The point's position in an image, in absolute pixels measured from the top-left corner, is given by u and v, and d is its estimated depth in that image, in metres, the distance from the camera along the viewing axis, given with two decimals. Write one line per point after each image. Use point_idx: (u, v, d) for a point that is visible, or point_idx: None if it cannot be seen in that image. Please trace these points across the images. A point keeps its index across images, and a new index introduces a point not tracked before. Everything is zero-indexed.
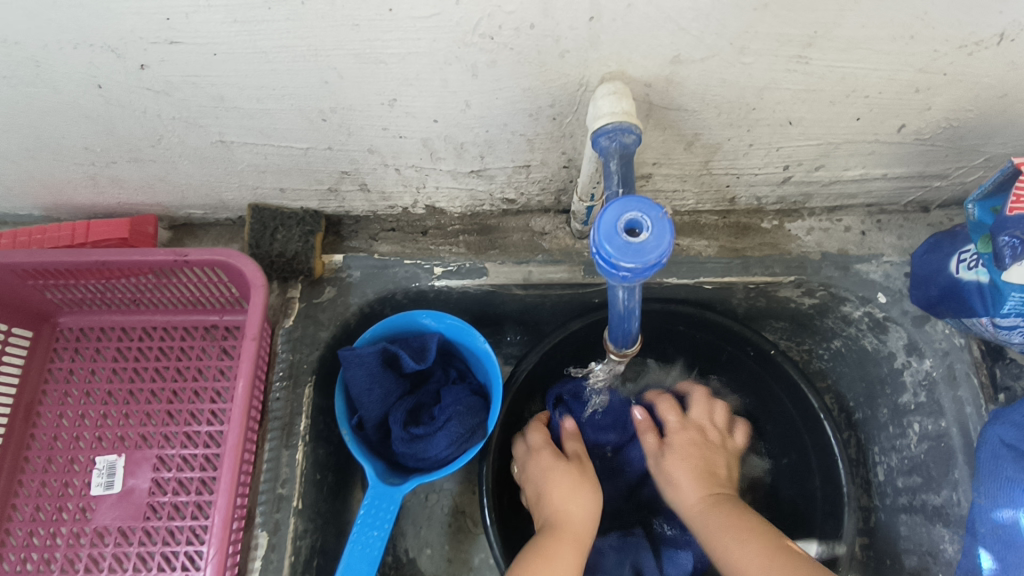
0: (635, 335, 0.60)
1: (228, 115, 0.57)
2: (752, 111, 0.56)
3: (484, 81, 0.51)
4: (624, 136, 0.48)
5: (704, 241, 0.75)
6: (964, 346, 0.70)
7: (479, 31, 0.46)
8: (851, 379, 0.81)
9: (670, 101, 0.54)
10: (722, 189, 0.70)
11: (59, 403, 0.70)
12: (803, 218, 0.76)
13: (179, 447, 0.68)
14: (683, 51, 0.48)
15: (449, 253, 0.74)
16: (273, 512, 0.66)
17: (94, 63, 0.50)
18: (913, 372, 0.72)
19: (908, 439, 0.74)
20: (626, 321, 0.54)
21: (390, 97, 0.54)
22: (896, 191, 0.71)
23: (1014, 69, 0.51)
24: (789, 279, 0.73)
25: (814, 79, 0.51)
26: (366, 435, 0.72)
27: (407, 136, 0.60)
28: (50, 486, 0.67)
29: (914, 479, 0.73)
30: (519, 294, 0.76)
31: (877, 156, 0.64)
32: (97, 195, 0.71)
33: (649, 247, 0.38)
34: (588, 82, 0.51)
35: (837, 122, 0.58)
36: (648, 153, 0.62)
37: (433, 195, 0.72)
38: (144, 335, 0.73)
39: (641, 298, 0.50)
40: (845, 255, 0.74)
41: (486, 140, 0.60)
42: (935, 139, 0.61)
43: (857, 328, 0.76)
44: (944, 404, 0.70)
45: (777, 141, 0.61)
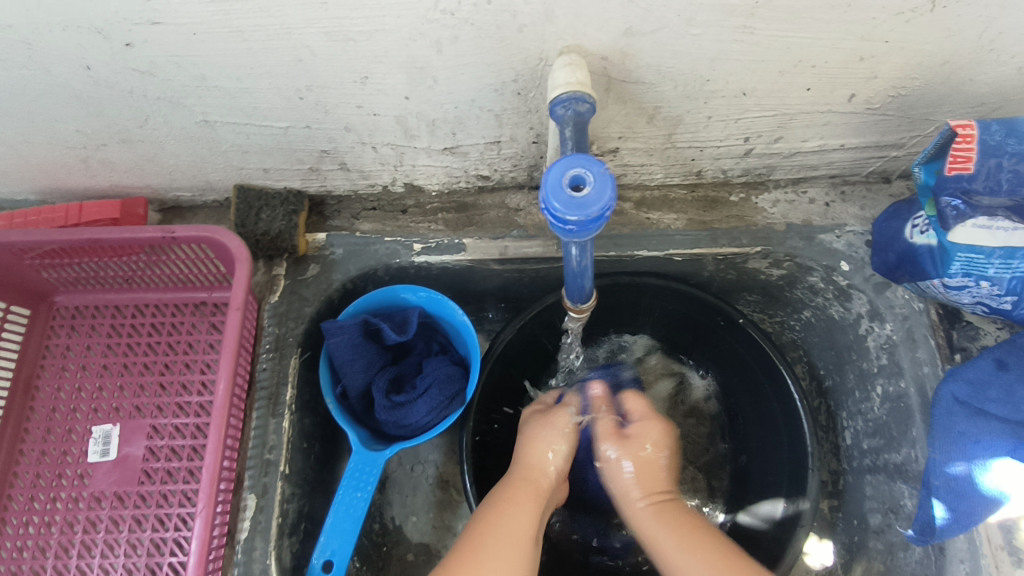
0: (591, 291, 0.63)
1: (210, 94, 0.60)
2: (707, 82, 0.59)
3: (449, 57, 0.54)
4: (578, 105, 0.51)
5: (673, 214, 0.78)
6: (922, 310, 0.73)
7: (440, 7, 0.49)
8: (821, 349, 0.84)
9: (628, 74, 0.57)
10: (688, 162, 0.73)
11: (57, 377, 0.73)
12: (769, 191, 0.79)
13: (171, 417, 0.71)
14: (634, 24, 0.51)
15: (429, 230, 0.77)
16: (261, 476, 0.69)
17: (81, 44, 0.53)
18: (876, 337, 0.75)
19: (872, 402, 0.77)
20: (580, 278, 0.58)
21: (362, 74, 0.57)
22: (856, 162, 0.74)
23: (952, 36, 0.53)
24: (756, 250, 0.76)
25: (761, 49, 0.54)
26: (350, 404, 0.75)
27: (381, 113, 0.63)
28: (49, 455, 0.70)
29: (878, 440, 0.76)
30: (497, 269, 0.79)
31: (833, 126, 0.67)
32: (89, 178, 0.75)
33: (592, 201, 0.40)
34: (547, 56, 0.54)
35: (790, 93, 0.61)
36: (613, 127, 0.65)
37: (411, 173, 0.75)
38: (137, 312, 0.76)
39: (592, 255, 0.53)
40: (810, 225, 0.77)
41: (457, 116, 0.63)
42: (886, 108, 0.64)
43: (824, 297, 0.79)
44: (903, 365, 0.72)
45: (734, 113, 0.64)
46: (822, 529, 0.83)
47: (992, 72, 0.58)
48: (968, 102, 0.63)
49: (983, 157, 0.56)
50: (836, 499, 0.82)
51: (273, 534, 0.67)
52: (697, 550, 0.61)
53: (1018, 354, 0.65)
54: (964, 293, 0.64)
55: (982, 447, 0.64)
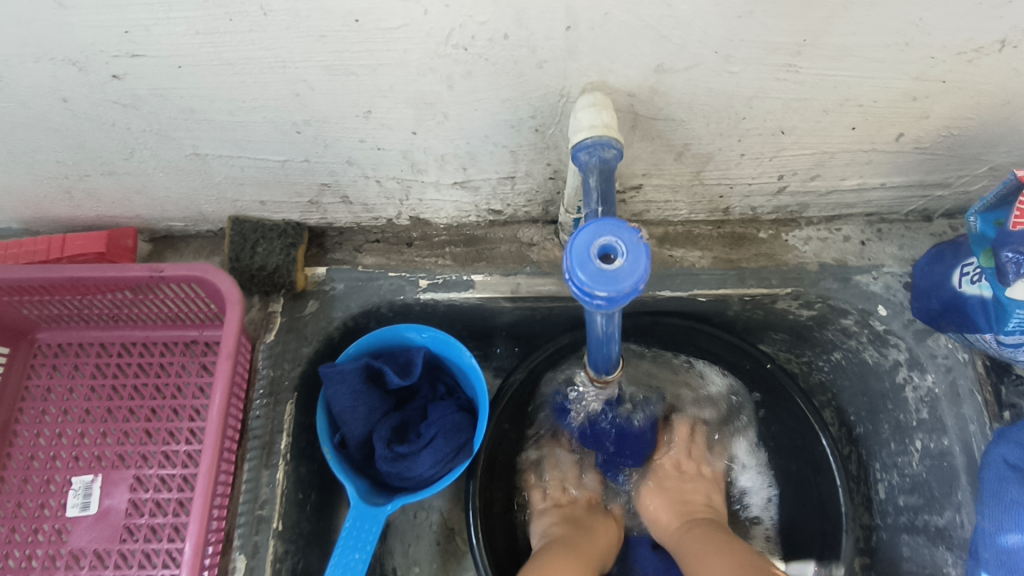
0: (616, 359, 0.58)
1: (200, 127, 0.55)
2: (743, 120, 0.54)
3: (461, 93, 0.50)
4: (604, 150, 0.46)
5: (698, 252, 0.72)
6: (967, 361, 0.68)
7: (451, 42, 0.44)
8: (851, 393, 0.79)
9: (656, 111, 0.52)
10: (715, 199, 0.68)
11: (37, 422, 0.69)
12: (801, 228, 0.73)
13: (157, 467, 0.66)
14: (666, 60, 0.46)
15: (436, 265, 0.73)
16: (252, 534, 0.64)
17: (57, 76, 0.48)
18: (915, 388, 0.70)
19: (909, 456, 0.71)
20: (604, 345, 0.52)
21: (365, 108, 0.52)
22: (897, 201, 0.68)
23: (1018, 75, 0.48)
24: (786, 291, 0.71)
25: (805, 87, 0.49)
26: (350, 453, 0.70)
27: (386, 148, 0.58)
28: (26, 508, 0.65)
29: (916, 498, 0.70)
30: (509, 308, 0.74)
31: (875, 165, 0.61)
32: (75, 209, 0.70)
33: (623, 274, 0.35)
34: (569, 93, 0.49)
35: (832, 131, 0.55)
36: (637, 164, 0.60)
37: (418, 207, 0.70)
38: (123, 351, 0.71)
39: (620, 323, 0.48)
40: (844, 266, 0.72)
41: (468, 152, 0.58)
42: (935, 147, 0.58)
43: (857, 341, 0.74)
44: (946, 421, 0.67)
45: (769, 151, 0.59)
46: None
47: None
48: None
49: None
50: (868, 556, 0.75)
51: None
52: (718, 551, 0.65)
53: None
54: (1019, 351, 0.59)
55: None
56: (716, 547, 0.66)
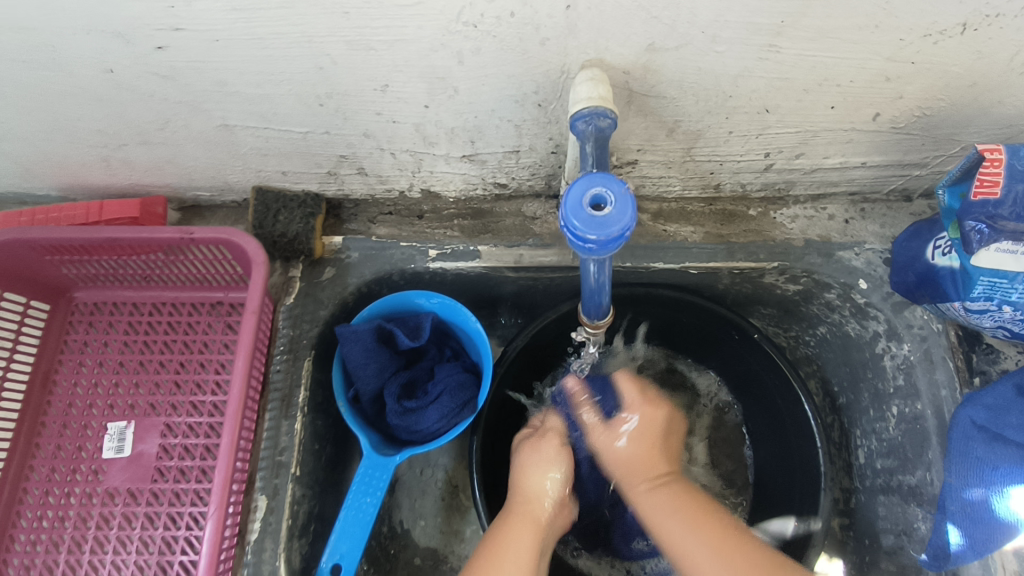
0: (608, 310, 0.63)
1: (230, 99, 0.60)
2: (729, 98, 0.58)
3: (470, 68, 0.54)
4: (599, 120, 0.50)
5: (690, 227, 0.77)
6: (941, 331, 0.72)
7: (462, 19, 0.49)
8: (835, 365, 0.84)
9: (649, 88, 0.57)
10: (706, 176, 0.73)
11: (74, 372, 0.74)
12: (788, 206, 0.78)
13: (185, 415, 0.72)
14: (657, 39, 0.50)
15: (444, 236, 0.78)
16: (273, 477, 0.69)
17: (104, 48, 0.53)
18: (893, 357, 0.74)
19: (886, 422, 0.76)
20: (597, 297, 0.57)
21: (382, 82, 0.57)
22: (878, 180, 0.73)
23: (981, 58, 0.52)
24: (772, 265, 0.76)
25: (786, 67, 0.54)
26: (362, 408, 0.75)
27: (400, 121, 0.63)
28: (65, 450, 0.71)
29: (891, 461, 0.75)
30: (512, 277, 0.79)
31: (855, 144, 0.66)
32: (110, 177, 0.75)
33: (612, 220, 0.40)
34: (569, 69, 0.54)
35: (813, 110, 0.60)
36: (632, 139, 0.65)
37: (429, 180, 0.75)
38: (153, 310, 0.77)
39: (611, 272, 0.53)
40: (828, 242, 0.76)
41: (476, 126, 0.63)
42: (910, 128, 0.63)
43: (840, 314, 0.79)
44: (920, 387, 0.72)
45: (755, 128, 0.63)
46: (832, 548, 0.81)
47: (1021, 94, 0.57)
48: (996, 124, 0.62)
49: (1011, 181, 0.54)
50: (847, 517, 0.81)
51: (282, 536, 0.68)
52: (700, 531, 0.58)
53: None
54: (986, 318, 0.64)
55: (1000, 474, 0.63)
56: (689, 520, 0.59)
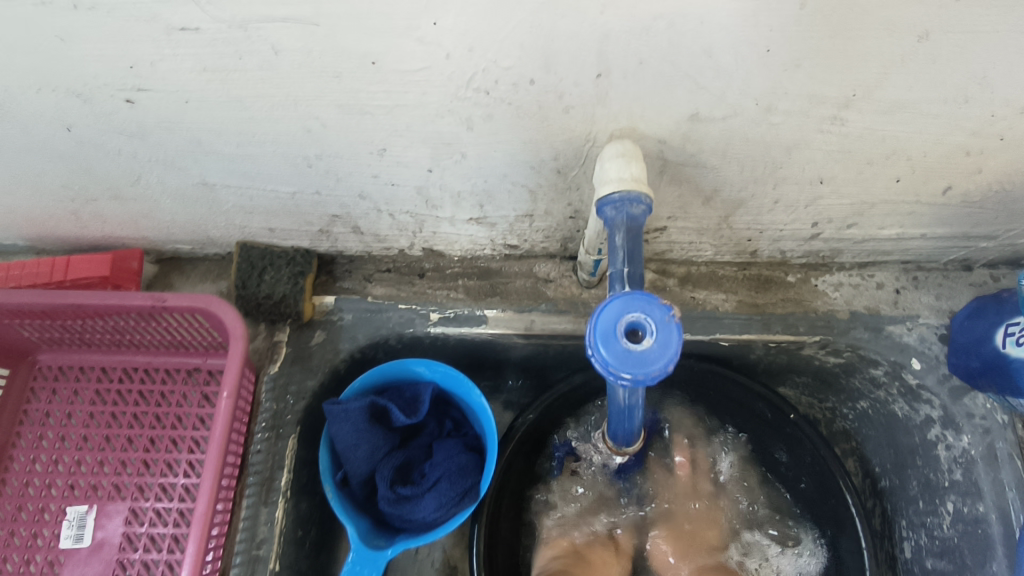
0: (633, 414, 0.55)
1: (209, 158, 0.53)
2: (779, 168, 0.50)
3: (480, 134, 0.47)
4: (632, 207, 0.43)
5: (722, 294, 0.69)
6: (1007, 424, 0.65)
7: (473, 85, 0.41)
8: (878, 444, 0.75)
9: (688, 157, 0.49)
10: (743, 243, 0.65)
11: (33, 447, 0.67)
12: (832, 273, 0.70)
13: (153, 500, 0.64)
14: (702, 109, 0.42)
15: (447, 299, 0.70)
16: (248, 575, 0.62)
17: (61, 106, 0.46)
18: (948, 448, 0.67)
19: (940, 518, 0.67)
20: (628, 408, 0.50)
21: (379, 146, 0.49)
22: (937, 251, 0.65)
23: None
24: (813, 339, 0.68)
25: (850, 140, 0.46)
26: (352, 492, 0.67)
27: (400, 183, 0.55)
28: (19, 535, 0.63)
29: (946, 564, 0.67)
30: (521, 344, 0.71)
31: (917, 217, 0.58)
32: (82, 229, 0.68)
33: (652, 356, 0.33)
34: (596, 138, 0.46)
35: (874, 183, 0.52)
36: (663, 208, 0.57)
37: (432, 239, 0.67)
38: (124, 376, 0.70)
39: None
40: (876, 315, 0.68)
41: (485, 190, 0.56)
42: (984, 202, 0.55)
43: (887, 391, 0.70)
44: (982, 486, 0.64)
45: (805, 199, 0.55)
46: None
47: None
48: None
49: None
50: None
51: None
52: None
53: None
54: None
55: None
56: None
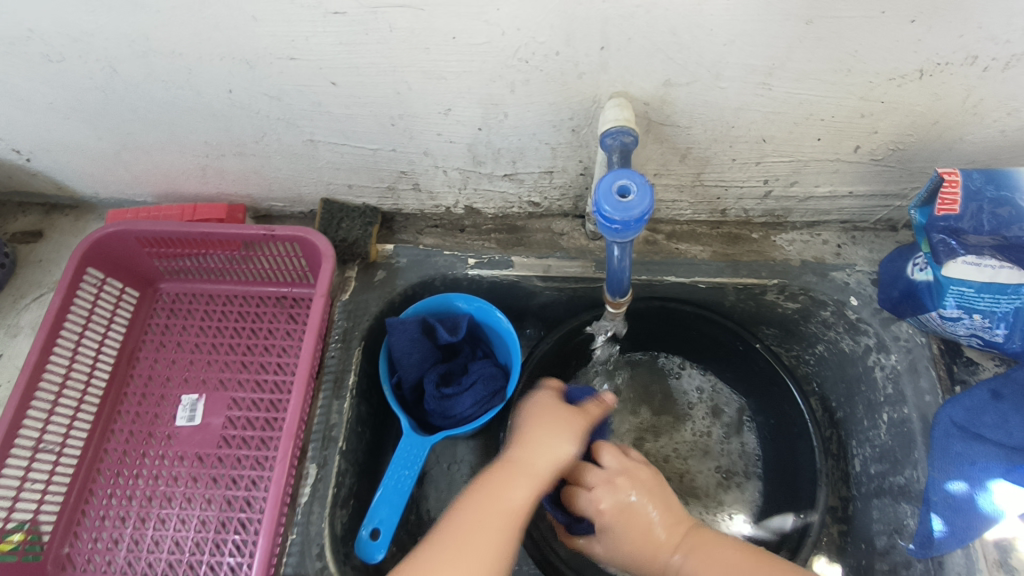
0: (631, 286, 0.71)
1: (320, 118, 0.73)
2: (731, 129, 0.70)
3: (519, 96, 0.67)
4: (624, 137, 0.62)
5: (700, 246, 0.88)
6: (925, 344, 0.80)
7: (518, 55, 0.61)
8: (833, 381, 0.92)
9: (665, 118, 0.69)
10: (714, 200, 0.85)
11: (155, 351, 0.86)
12: (786, 231, 0.88)
13: (249, 391, 0.81)
14: (671, 76, 0.63)
15: (482, 247, 0.89)
16: (322, 449, 0.77)
17: (231, 71, 0.66)
18: (882, 368, 0.82)
19: (879, 429, 0.84)
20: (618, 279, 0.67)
21: (446, 106, 0.70)
22: (865, 208, 0.84)
23: (939, 100, 0.64)
24: (773, 283, 0.86)
25: (777, 103, 0.66)
26: (403, 394, 0.85)
27: (456, 140, 0.75)
28: (143, 416, 0.82)
29: (884, 464, 0.83)
30: (540, 287, 0.90)
31: (842, 175, 0.77)
32: (202, 185, 0.89)
33: (634, 205, 0.51)
34: (600, 98, 0.66)
35: (804, 142, 0.72)
36: (649, 164, 0.78)
37: (473, 196, 0.87)
38: (226, 301, 0.88)
39: (631, 254, 0.59)
40: (822, 263, 0.86)
41: (519, 147, 0.76)
42: (888, 160, 0.74)
43: (835, 331, 0.88)
44: (906, 393, 0.79)
45: (756, 157, 0.75)
46: (832, 553, 0.88)
47: (978, 133, 0.68)
48: (960, 159, 0.73)
49: (966, 201, 0.65)
50: (845, 524, 0.88)
51: (328, 501, 0.75)
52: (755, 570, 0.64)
53: (1011, 387, 0.74)
54: (962, 323, 0.72)
55: (978, 469, 0.72)
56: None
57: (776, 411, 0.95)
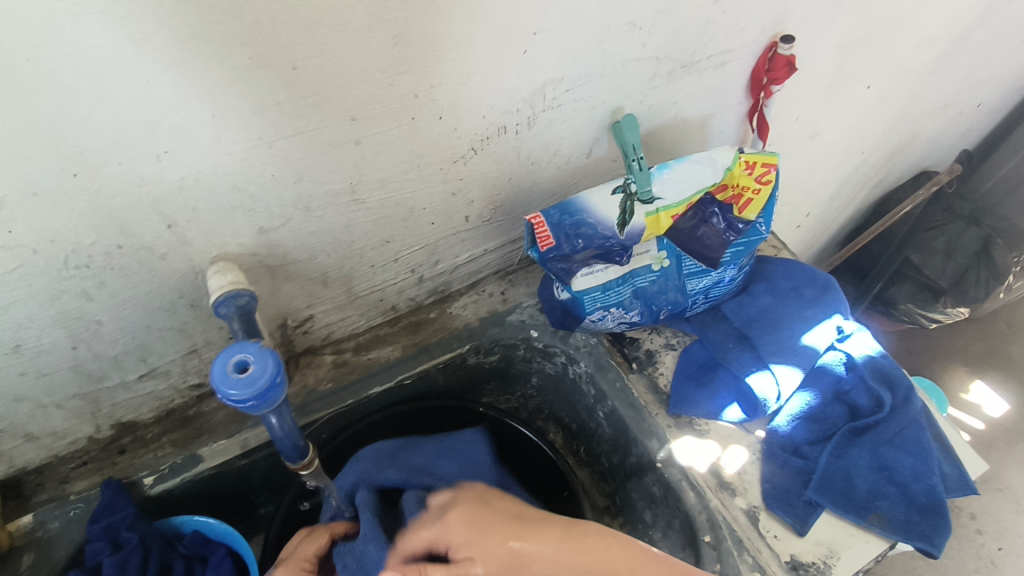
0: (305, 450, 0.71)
1: None
2: (352, 244, 0.72)
3: (103, 299, 0.59)
4: (238, 299, 0.60)
5: (389, 347, 0.89)
6: (597, 342, 0.92)
7: (71, 264, 0.54)
8: (558, 402, 1.01)
9: (282, 258, 0.68)
10: (380, 302, 0.86)
11: None
12: (457, 299, 0.95)
13: None
14: (263, 223, 0.62)
15: (156, 459, 0.74)
16: None
17: None
18: (580, 376, 0.93)
19: (602, 426, 0.94)
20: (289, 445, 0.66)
21: (12, 344, 0.57)
22: (506, 256, 0.95)
23: (501, 163, 0.76)
24: (467, 348, 0.90)
25: (377, 210, 0.70)
26: None
27: (51, 371, 0.62)
28: None
29: (619, 453, 0.92)
30: (245, 464, 0.78)
31: (470, 241, 0.86)
32: None
33: (257, 374, 0.48)
34: (200, 267, 0.62)
35: (421, 229, 0.77)
36: (297, 300, 0.76)
37: (116, 412, 0.73)
38: None
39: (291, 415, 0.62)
40: (496, 313, 0.94)
41: (138, 345, 0.66)
42: (495, 216, 0.84)
43: (536, 361, 0.96)
44: (604, 388, 0.90)
45: (390, 256, 0.78)
46: None
47: (545, 174, 0.83)
48: (546, 197, 0.87)
49: (555, 233, 0.77)
50: (621, 516, 0.97)
51: None
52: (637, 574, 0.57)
53: None
54: (606, 320, 0.86)
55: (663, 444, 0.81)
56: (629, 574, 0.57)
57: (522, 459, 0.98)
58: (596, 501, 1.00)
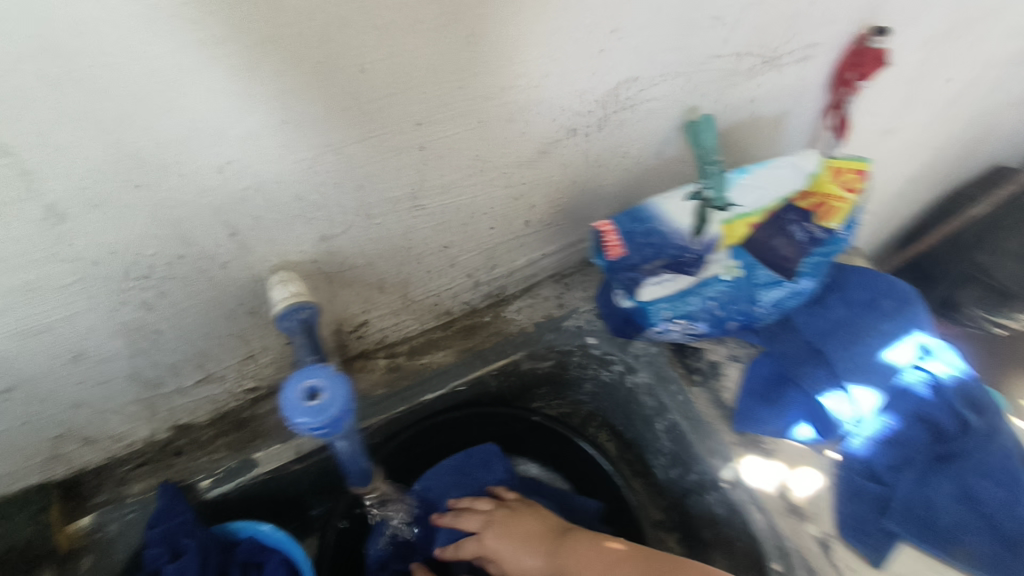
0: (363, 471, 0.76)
1: None
2: (410, 249, 0.69)
3: (163, 309, 0.57)
4: (302, 312, 0.57)
5: (441, 352, 0.87)
6: (658, 351, 0.87)
7: (132, 276, 0.52)
8: (612, 410, 0.98)
9: (340, 265, 0.65)
10: (434, 306, 0.83)
11: None
12: (511, 303, 0.92)
13: None
14: (324, 231, 0.59)
15: (210, 462, 0.73)
16: None
17: None
18: (638, 386, 0.89)
19: (660, 439, 0.90)
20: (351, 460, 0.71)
21: (73, 353, 0.56)
22: (563, 259, 0.91)
23: (567, 166, 0.71)
24: (521, 354, 0.87)
25: (438, 216, 0.66)
26: None
27: (110, 378, 0.62)
28: None
29: (677, 468, 0.89)
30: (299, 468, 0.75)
31: (528, 245, 0.82)
32: None
33: (329, 401, 0.46)
34: (260, 275, 0.60)
35: (481, 234, 0.74)
36: (353, 305, 0.73)
37: (172, 415, 0.72)
38: None
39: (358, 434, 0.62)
40: (552, 318, 0.90)
41: (196, 352, 0.65)
42: (556, 220, 0.80)
43: (592, 368, 0.92)
44: (665, 401, 0.86)
45: (447, 262, 0.75)
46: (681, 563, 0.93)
47: (610, 177, 0.78)
48: (608, 200, 0.83)
49: (624, 241, 0.75)
50: (677, 531, 0.93)
51: None
52: None
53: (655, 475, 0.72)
54: (672, 330, 0.80)
55: None
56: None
57: (576, 469, 0.95)
58: (650, 514, 0.96)
